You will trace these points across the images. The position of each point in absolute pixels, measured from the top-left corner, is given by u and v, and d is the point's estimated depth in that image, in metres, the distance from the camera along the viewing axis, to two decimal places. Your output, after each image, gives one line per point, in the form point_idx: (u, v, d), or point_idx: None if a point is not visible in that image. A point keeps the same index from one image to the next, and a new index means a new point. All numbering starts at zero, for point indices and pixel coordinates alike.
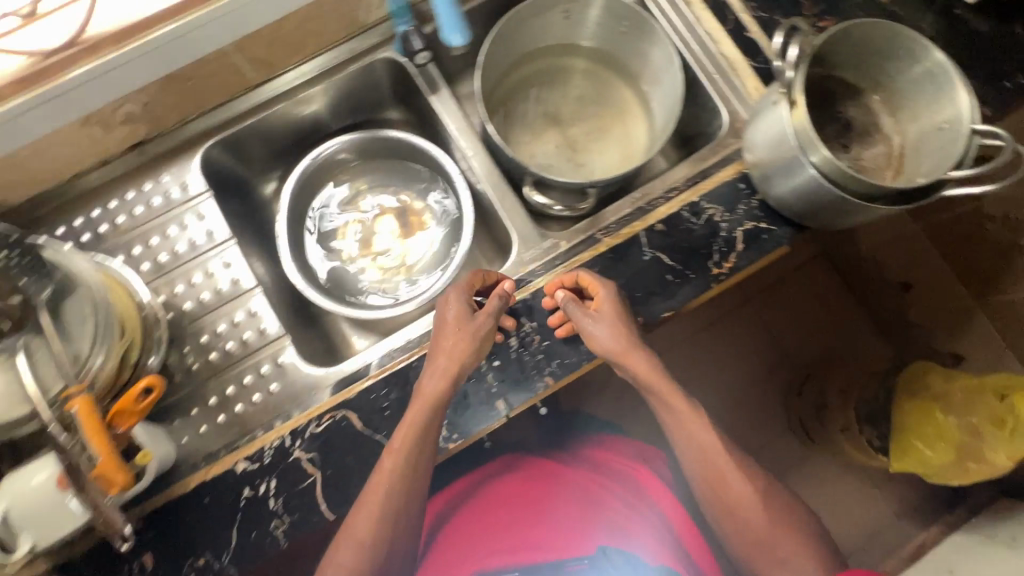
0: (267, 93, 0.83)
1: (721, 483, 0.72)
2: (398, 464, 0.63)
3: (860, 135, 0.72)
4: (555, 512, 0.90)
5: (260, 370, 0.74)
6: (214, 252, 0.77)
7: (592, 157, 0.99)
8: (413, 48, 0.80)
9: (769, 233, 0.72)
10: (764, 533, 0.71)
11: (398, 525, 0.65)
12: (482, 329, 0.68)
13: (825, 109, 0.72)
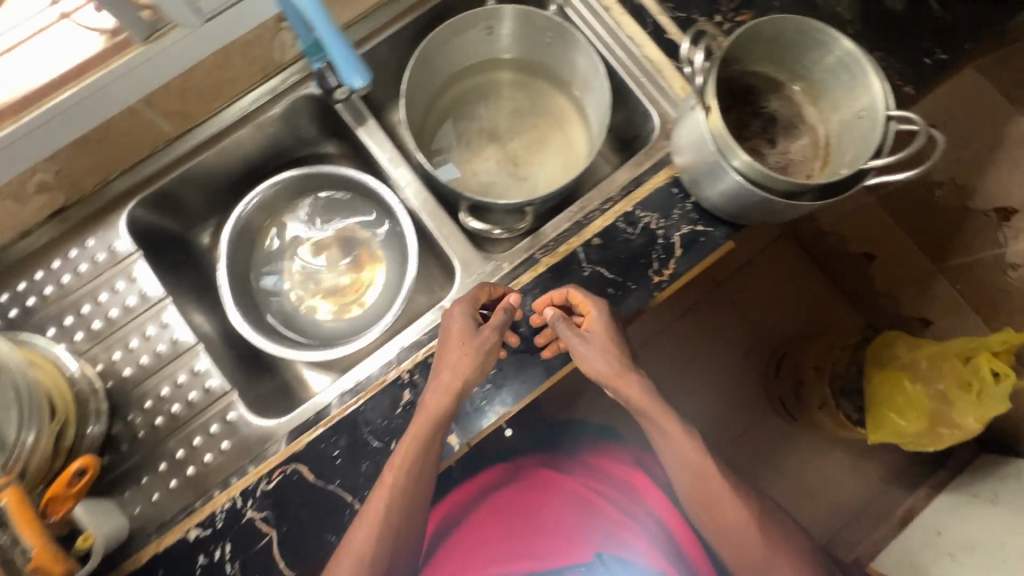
0: (189, 142, 0.80)
1: (717, 504, 0.73)
2: (400, 481, 0.63)
3: (785, 129, 0.72)
4: (556, 529, 0.91)
5: (209, 429, 0.73)
6: (149, 313, 0.75)
7: (535, 169, 0.98)
8: (331, 85, 0.78)
9: (706, 235, 0.72)
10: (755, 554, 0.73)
11: (392, 552, 0.65)
12: (487, 346, 0.67)
13: (749, 104, 0.72)
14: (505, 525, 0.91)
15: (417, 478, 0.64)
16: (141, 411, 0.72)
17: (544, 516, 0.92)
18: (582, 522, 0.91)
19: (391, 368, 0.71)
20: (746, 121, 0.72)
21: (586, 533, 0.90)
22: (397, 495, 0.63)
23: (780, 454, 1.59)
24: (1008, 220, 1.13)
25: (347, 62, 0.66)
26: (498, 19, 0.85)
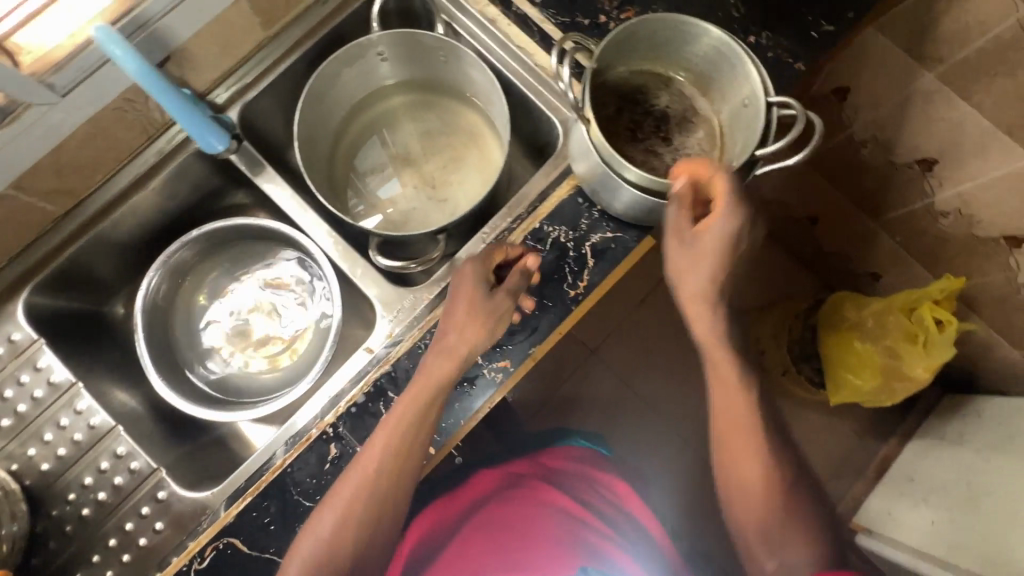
0: (81, 218, 0.78)
1: (740, 457, 0.72)
2: (386, 458, 0.63)
3: (679, 125, 0.72)
4: (545, 540, 0.87)
5: (140, 511, 0.70)
6: (61, 402, 0.72)
7: (454, 189, 0.92)
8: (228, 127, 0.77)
9: (615, 242, 0.72)
10: (769, 523, 0.71)
11: (371, 527, 0.64)
12: (498, 311, 0.67)
13: (639, 104, 0.72)
14: (492, 539, 0.87)
15: (402, 460, 0.64)
16: (66, 503, 0.71)
17: (530, 530, 0.88)
18: (568, 535, 0.87)
19: (314, 424, 0.70)
20: (637, 123, 0.71)
21: (571, 547, 0.86)
22: (381, 472, 0.63)
23: None
24: (932, 169, 1.10)
25: (199, 125, 0.71)
26: (387, 44, 0.82)
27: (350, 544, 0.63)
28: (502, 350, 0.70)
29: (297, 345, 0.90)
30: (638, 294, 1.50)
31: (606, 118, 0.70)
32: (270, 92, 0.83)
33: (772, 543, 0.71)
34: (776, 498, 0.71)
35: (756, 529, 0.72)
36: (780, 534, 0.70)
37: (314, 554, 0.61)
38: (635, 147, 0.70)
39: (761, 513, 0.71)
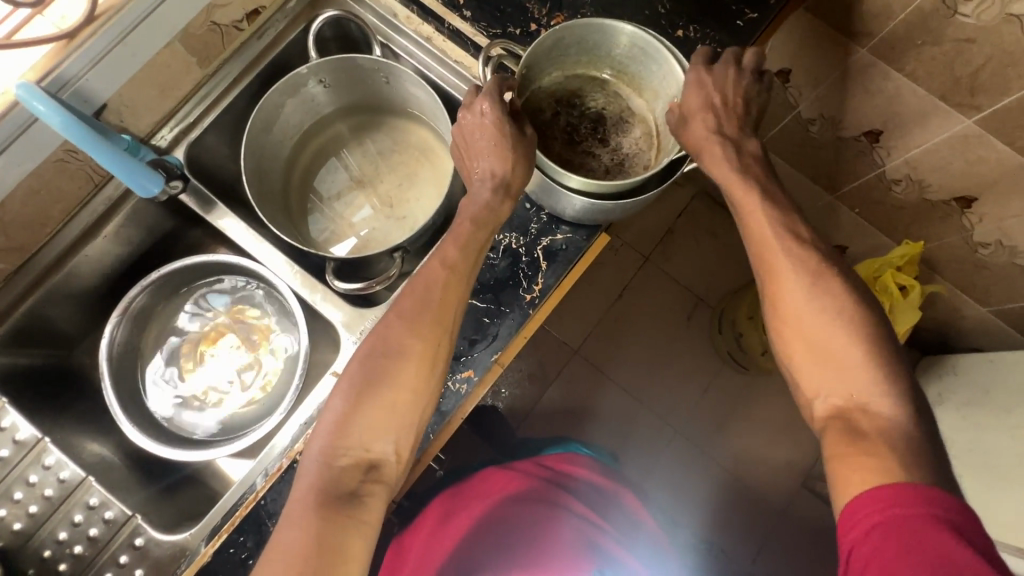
0: (34, 272, 0.77)
1: (776, 278, 0.62)
2: (411, 316, 0.62)
3: (616, 125, 0.75)
4: (558, 545, 0.84)
5: (118, 560, 0.70)
6: (28, 459, 0.72)
7: (411, 206, 0.92)
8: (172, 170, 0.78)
9: (566, 243, 0.73)
10: (825, 343, 0.58)
11: (410, 384, 0.60)
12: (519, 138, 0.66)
13: (574, 108, 0.74)
14: (493, 540, 0.84)
15: (429, 324, 0.62)
16: (42, 560, 0.70)
17: (543, 532, 0.85)
18: (574, 538, 0.85)
19: (286, 454, 0.71)
20: (574, 126, 0.73)
21: (577, 549, 0.84)
22: (409, 330, 0.61)
23: (748, 404, 1.48)
24: (878, 140, 1.11)
25: (129, 170, 0.70)
26: (327, 70, 0.83)
27: (383, 410, 0.59)
28: (464, 361, 0.70)
29: (268, 376, 0.90)
30: (614, 289, 1.52)
31: (542, 124, 0.72)
32: (215, 129, 0.84)
33: (825, 367, 0.57)
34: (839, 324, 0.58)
35: (814, 363, 0.58)
36: (840, 363, 0.57)
37: (337, 420, 0.59)
38: (571, 153, 0.72)
39: (807, 326, 0.59)
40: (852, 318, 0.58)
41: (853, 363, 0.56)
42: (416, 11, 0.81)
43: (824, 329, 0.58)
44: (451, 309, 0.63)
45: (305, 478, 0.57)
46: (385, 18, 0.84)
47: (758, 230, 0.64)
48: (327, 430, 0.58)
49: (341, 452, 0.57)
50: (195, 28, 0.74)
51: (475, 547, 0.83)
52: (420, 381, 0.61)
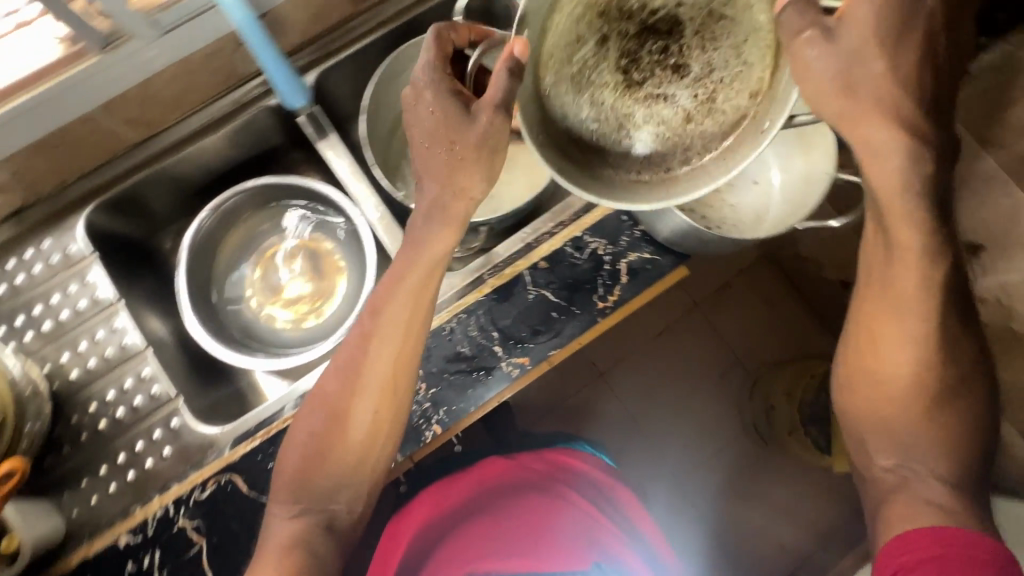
0: (149, 151, 0.81)
1: (875, 353, 0.60)
2: (354, 382, 0.64)
3: (703, 32, 0.54)
4: (560, 537, 0.87)
5: (152, 434, 0.73)
6: (100, 317, 0.76)
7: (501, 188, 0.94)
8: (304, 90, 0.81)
9: (653, 263, 0.73)
10: (903, 418, 0.60)
11: (361, 437, 0.65)
12: (487, 138, 0.59)
13: (632, 18, 0.55)
14: (490, 531, 0.87)
15: (383, 388, 0.64)
16: (86, 413, 0.74)
17: (544, 521, 0.88)
18: (572, 538, 0.87)
19: None
20: (638, 45, 0.55)
21: (574, 551, 0.86)
22: (349, 396, 0.64)
23: (760, 478, 1.43)
24: None
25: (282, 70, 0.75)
26: None
27: (340, 459, 0.65)
28: (523, 347, 0.70)
29: (324, 307, 0.93)
30: (656, 325, 1.50)
31: (591, 57, 0.55)
32: (345, 65, 0.86)
33: (897, 440, 0.61)
34: (918, 407, 0.59)
35: (877, 429, 0.62)
36: (901, 439, 0.61)
37: (296, 470, 0.63)
38: (636, 94, 0.56)
39: (889, 403, 0.61)
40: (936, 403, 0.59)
41: (915, 439, 0.60)
42: None
43: (903, 407, 0.60)
44: (401, 376, 0.65)
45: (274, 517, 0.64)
46: None
47: (890, 305, 0.57)
48: (287, 479, 0.64)
49: (303, 496, 0.63)
50: None
51: (474, 533, 0.86)
52: (373, 432, 0.65)
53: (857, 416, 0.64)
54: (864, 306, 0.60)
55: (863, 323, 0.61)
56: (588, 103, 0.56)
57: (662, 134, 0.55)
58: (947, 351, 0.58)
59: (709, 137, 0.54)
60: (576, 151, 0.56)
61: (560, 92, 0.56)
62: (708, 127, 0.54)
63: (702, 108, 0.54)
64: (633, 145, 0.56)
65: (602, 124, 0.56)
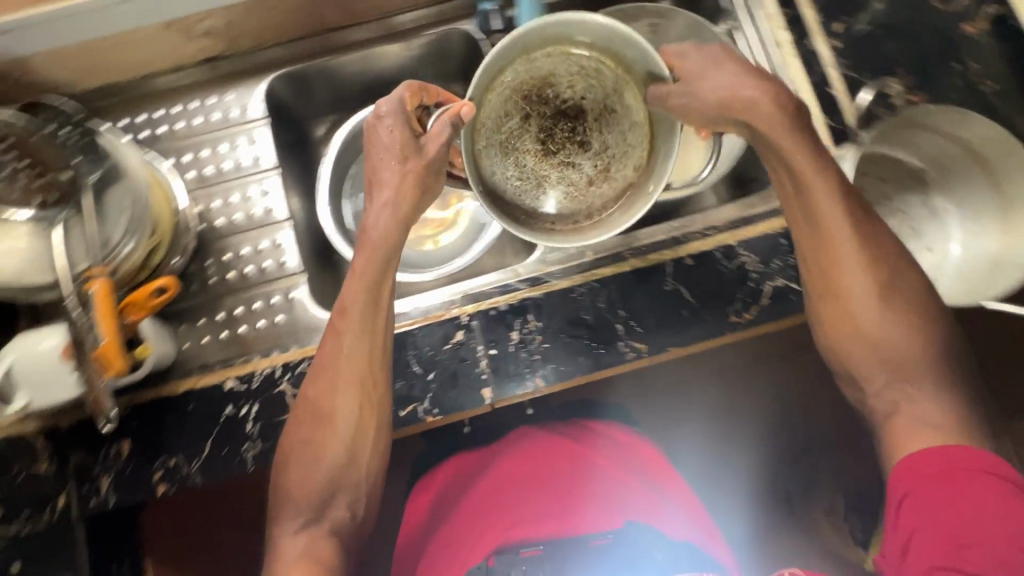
0: (340, 40, 0.82)
1: (845, 286, 0.64)
2: (328, 393, 0.63)
3: (598, 119, 0.69)
4: (588, 494, 0.78)
5: (271, 298, 0.76)
6: (255, 178, 0.80)
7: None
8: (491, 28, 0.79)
9: (799, 295, 0.70)
10: (891, 337, 0.64)
11: (349, 431, 0.63)
12: (431, 163, 0.64)
13: (549, 102, 0.68)
14: (510, 485, 0.80)
15: (359, 389, 0.63)
16: (219, 260, 0.77)
17: (567, 477, 0.80)
18: (603, 494, 0.79)
19: (448, 307, 0.71)
20: (552, 123, 0.69)
21: (603, 505, 0.78)
22: (330, 399, 0.63)
23: None
24: None
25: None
26: (666, 19, 0.84)
27: (334, 445, 0.63)
28: (644, 334, 0.69)
29: (440, 238, 0.92)
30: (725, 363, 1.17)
31: (515, 128, 0.68)
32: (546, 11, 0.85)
33: (895, 366, 0.64)
34: (875, 308, 0.64)
35: (858, 343, 0.65)
36: (896, 352, 0.64)
37: (302, 472, 0.63)
38: (550, 164, 0.69)
39: (873, 334, 0.64)
40: (894, 305, 0.64)
41: (897, 343, 0.64)
42: (786, 14, 0.79)
43: (871, 318, 0.64)
44: (375, 373, 0.63)
45: (296, 500, 0.63)
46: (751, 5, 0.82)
47: (828, 245, 0.64)
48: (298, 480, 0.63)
49: (318, 486, 0.63)
50: None
51: (497, 487, 0.80)
52: (356, 419, 0.63)
53: (846, 359, 0.66)
54: (810, 237, 0.65)
55: (816, 268, 0.65)
56: (509, 167, 0.68)
57: (570, 194, 0.69)
58: (884, 274, 0.64)
59: (607, 199, 0.69)
60: (504, 204, 0.68)
61: (487, 152, 0.67)
62: (605, 190, 0.69)
63: (602, 179, 0.69)
64: (549, 201, 0.69)
65: (519, 181, 0.68)
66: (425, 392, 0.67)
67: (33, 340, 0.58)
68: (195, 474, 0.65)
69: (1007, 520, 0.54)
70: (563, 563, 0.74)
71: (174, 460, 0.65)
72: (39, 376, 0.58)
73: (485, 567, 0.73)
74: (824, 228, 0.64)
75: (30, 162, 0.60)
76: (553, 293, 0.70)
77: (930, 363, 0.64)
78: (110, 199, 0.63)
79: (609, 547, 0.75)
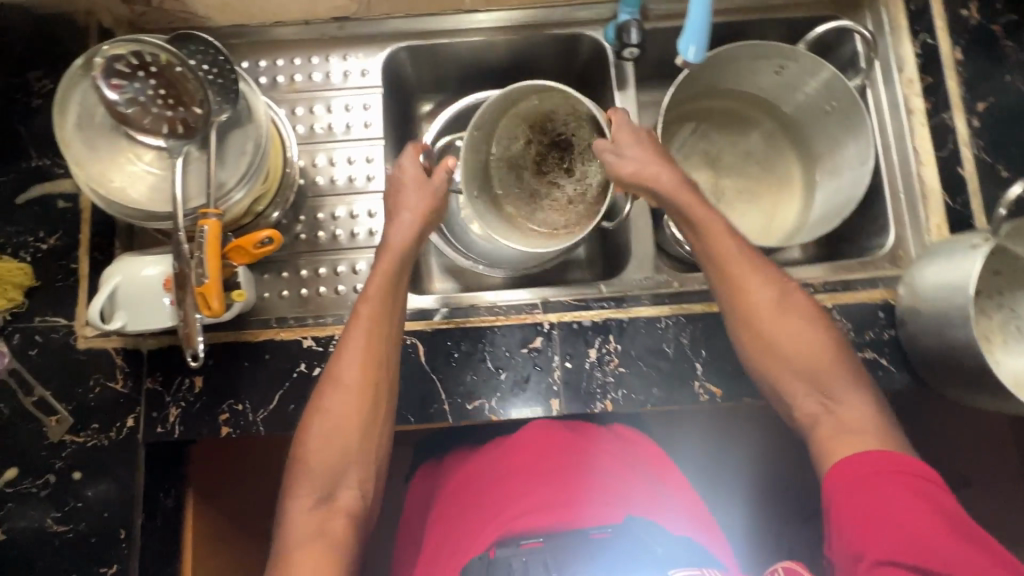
0: (468, 22, 0.82)
1: (754, 306, 0.63)
2: (340, 387, 0.61)
3: (583, 153, 0.82)
4: (589, 479, 0.61)
5: (355, 266, 0.76)
6: (360, 143, 0.79)
7: (732, 214, 0.92)
8: (626, 40, 0.75)
9: (886, 370, 0.68)
10: (805, 347, 0.62)
11: (353, 431, 0.60)
12: (437, 190, 0.69)
13: (548, 134, 0.83)
14: (508, 474, 0.64)
15: (366, 387, 0.61)
16: (310, 217, 0.77)
17: (570, 460, 0.64)
18: (608, 485, 0.61)
19: (529, 311, 0.70)
20: (547, 150, 0.83)
21: (605, 495, 0.60)
22: (337, 393, 0.61)
23: None
24: None
25: (699, 25, 0.61)
26: (798, 62, 0.81)
27: (335, 427, 0.60)
28: (722, 377, 0.68)
29: None
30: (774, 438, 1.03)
31: (517, 150, 0.83)
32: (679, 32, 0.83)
33: (816, 376, 0.61)
34: (799, 330, 0.62)
35: (795, 376, 0.61)
36: (820, 368, 0.61)
37: (302, 466, 0.59)
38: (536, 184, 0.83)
39: (789, 349, 0.62)
40: (809, 324, 0.62)
41: (825, 361, 0.61)
42: (927, 82, 0.77)
43: (797, 344, 0.62)
44: (384, 372, 0.62)
45: (310, 476, 0.58)
46: (890, 66, 0.80)
47: (726, 270, 0.64)
48: (318, 455, 0.59)
49: (319, 486, 0.58)
50: None
51: (495, 481, 0.64)
52: (359, 415, 0.61)
53: (768, 377, 0.63)
54: (713, 270, 0.65)
55: (732, 300, 0.64)
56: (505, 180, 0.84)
57: (554, 207, 0.82)
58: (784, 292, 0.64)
59: (580, 215, 0.81)
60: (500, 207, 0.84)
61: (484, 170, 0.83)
62: (580, 208, 0.81)
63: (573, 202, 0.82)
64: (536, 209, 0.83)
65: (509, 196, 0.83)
66: (495, 391, 0.67)
67: (138, 263, 0.60)
68: (259, 423, 0.66)
69: (937, 517, 0.50)
70: (566, 558, 0.53)
71: (241, 405, 0.66)
72: (141, 300, 0.60)
73: (485, 562, 0.55)
74: (729, 264, 0.64)
75: (163, 95, 0.59)
76: (639, 319, 0.69)
77: (846, 369, 0.61)
78: (229, 144, 0.64)
79: (610, 543, 0.54)
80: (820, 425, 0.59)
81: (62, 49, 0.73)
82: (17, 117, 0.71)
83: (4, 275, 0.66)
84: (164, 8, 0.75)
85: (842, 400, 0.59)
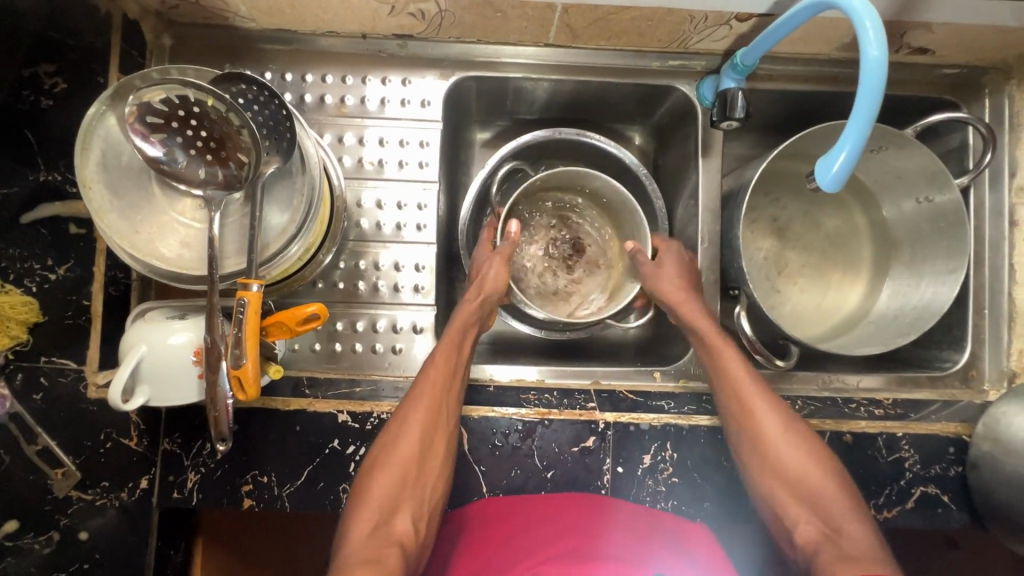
0: (548, 57, 0.71)
1: (754, 416, 0.61)
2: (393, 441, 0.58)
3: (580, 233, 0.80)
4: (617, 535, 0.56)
5: (395, 323, 0.70)
6: (412, 185, 0.71)
7: (792, 289, 0.84)
8: (730, 110, 0.67)
9: (946, 509, 0.65)
10: (803, 468, 0.58)
11: (395, 491, 0.55)
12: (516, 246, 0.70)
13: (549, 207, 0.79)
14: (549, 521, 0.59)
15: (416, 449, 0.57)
16: (352, 264, 0.70)
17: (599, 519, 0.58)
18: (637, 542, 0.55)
19: (582, 407, 0.65)
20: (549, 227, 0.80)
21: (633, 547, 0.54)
22: (390, 451, 0.57)
23: None
24: None
25: (861, 125, 0.52)
26: (900, 146, 0.72)
27: (392, 460, 0.57)
28: None
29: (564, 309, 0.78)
30: None
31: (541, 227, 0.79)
32: (778, 95, 0.74)
33: (814, 500, 0.56)
34: (806, 454, 0.59)
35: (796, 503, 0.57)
36: (824, 498, 0.56)
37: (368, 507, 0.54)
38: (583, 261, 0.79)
39: (788, 468, 0.58)
40: (817, 449, 0.59)
41: (829, 491, 0.57)
42: None
43: (805, 470, 0.58)
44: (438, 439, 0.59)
45: (368, 507, 0.54)
46: (1000, 168, 0.73)
47: (726, 375, 0.63)
48: (380, 488, 0.55)
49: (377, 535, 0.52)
50: (889, 34, 0.65)
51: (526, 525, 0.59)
52: (405, 473, 0.56)
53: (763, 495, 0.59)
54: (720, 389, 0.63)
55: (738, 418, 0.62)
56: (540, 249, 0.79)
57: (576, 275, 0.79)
58: (786, 415, 0.61)
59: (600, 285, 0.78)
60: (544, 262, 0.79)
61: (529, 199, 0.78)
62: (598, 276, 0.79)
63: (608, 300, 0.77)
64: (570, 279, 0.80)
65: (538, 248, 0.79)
66: (539, 490, 0.63)
67: (166, 330, 0.54)
68: (284, 498, 0.61)
69: None
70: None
71: (266, 478, 0.61)
72: (167, 374, 0.53)
73: None
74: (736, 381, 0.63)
75: (204, 142, 0.51)
76: (702, 428, 0.64)
77: (847, 495, 0.56)
78: (279, 198, 0.57)
79: None
80: (824, 554, 0.53)
81: (80, 41, 0.60)
82: (25, 121, 0.57)
83: (6, 311, 0.55)
84: (200, 5, 0.64)
85: (843, 529, 0.54)
